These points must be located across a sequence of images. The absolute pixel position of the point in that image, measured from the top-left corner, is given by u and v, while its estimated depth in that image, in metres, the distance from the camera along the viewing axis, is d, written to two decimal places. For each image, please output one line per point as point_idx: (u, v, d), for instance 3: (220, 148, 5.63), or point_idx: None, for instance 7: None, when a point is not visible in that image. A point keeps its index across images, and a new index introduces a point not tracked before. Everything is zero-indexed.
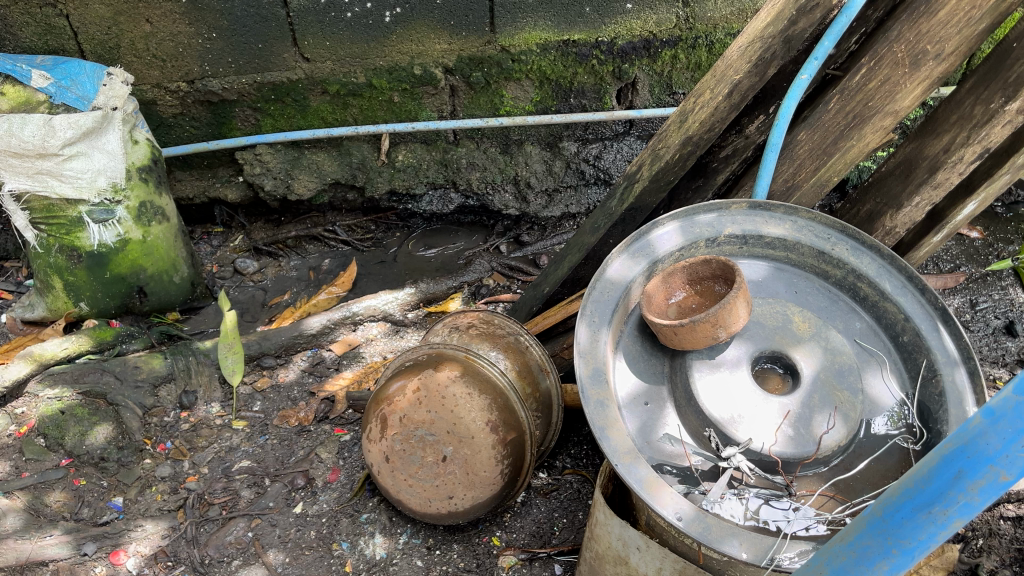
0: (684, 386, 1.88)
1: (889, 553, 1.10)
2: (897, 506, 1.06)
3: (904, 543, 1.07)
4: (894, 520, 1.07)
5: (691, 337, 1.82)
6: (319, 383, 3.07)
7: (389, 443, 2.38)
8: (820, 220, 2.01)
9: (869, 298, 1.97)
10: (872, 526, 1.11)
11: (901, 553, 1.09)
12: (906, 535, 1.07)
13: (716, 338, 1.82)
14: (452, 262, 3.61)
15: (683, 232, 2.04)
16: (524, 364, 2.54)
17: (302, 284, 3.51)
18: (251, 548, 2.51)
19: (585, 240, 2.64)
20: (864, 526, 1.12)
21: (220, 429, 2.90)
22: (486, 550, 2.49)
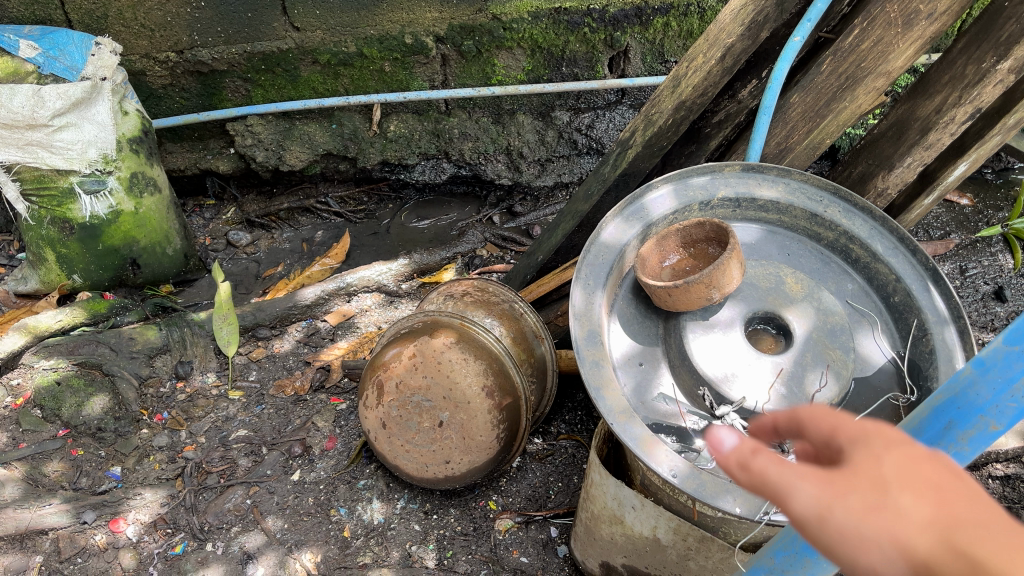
0: (678, 346, 1.90)
1: None
2: None
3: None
4: None
5: (684, 297, 1.83)
6: (313, 353, 3.06)
7: (385, 410, 2.41)
8: (812, 182, 2.04)
9: (861, 259, 2.02)
10: None
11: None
12: None
13: (710, 299, 1.83)
14: (445, 233, 3.61)
15: (676, 195, 2.05)
16: (519, 330, 2.53)
17: (295, 256, 3.49)
18: (250, 515, 2.56)
19: (579, 208, 2.65)
20: None
21: (216, 400, 2.91)
22: (482, 514, 2.52)
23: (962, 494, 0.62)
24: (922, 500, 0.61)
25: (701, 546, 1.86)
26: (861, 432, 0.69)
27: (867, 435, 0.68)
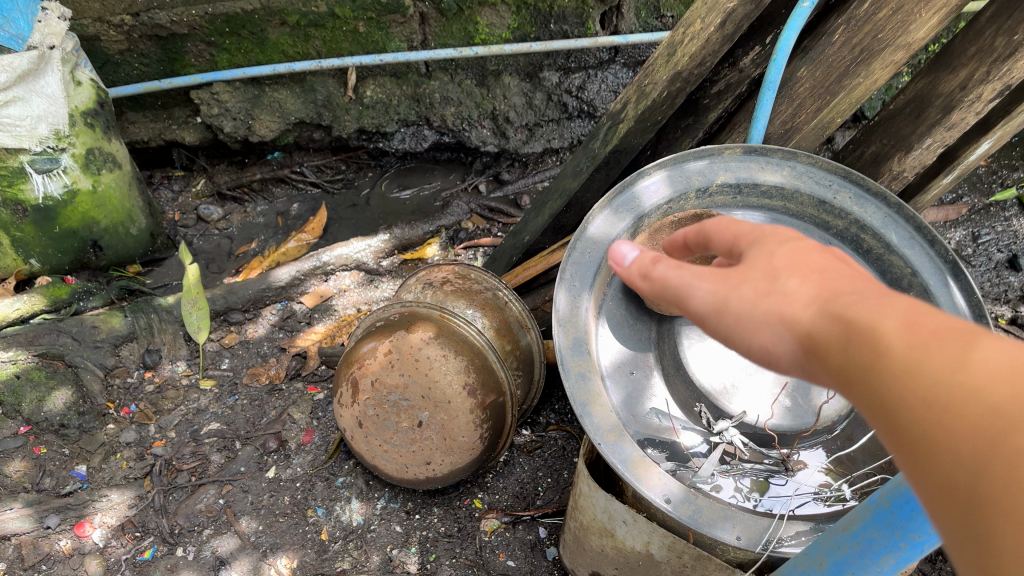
0: (671, 353, 1.74)
1: (896, 545, 1.07)
2: (907, 498, 1.02)
3: (914, 537, 1.04)
4: (903, 512, 1.03)
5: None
6: (289, 338, 2.90)
7: (361, 408, 2.26)
8: (821, 165, 1.87)
9: (873, 251, 1.87)
10: (879, 517, 1.07)
11: (908, 546, 1.06)
12: (918, 526, 1.02)
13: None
14: (428, 204, 3.42)
15: (670, 181, 1.87)
16: (502, 321, 2.36)
17: (270, 232, 3.32)
18: (222, 516, 2.43)
19: (567, 185, 2.46)
20: (870, 517, 1.09)
21: (186, 391, 2.75)
22: (467, 513, 2.39)
23: (834, 274, 0.84)
24: (799, 281, 0.84)
25: (697, 563, 1.72)
26: (762, 238, 0.94)
27: (762, 243, 0.93)
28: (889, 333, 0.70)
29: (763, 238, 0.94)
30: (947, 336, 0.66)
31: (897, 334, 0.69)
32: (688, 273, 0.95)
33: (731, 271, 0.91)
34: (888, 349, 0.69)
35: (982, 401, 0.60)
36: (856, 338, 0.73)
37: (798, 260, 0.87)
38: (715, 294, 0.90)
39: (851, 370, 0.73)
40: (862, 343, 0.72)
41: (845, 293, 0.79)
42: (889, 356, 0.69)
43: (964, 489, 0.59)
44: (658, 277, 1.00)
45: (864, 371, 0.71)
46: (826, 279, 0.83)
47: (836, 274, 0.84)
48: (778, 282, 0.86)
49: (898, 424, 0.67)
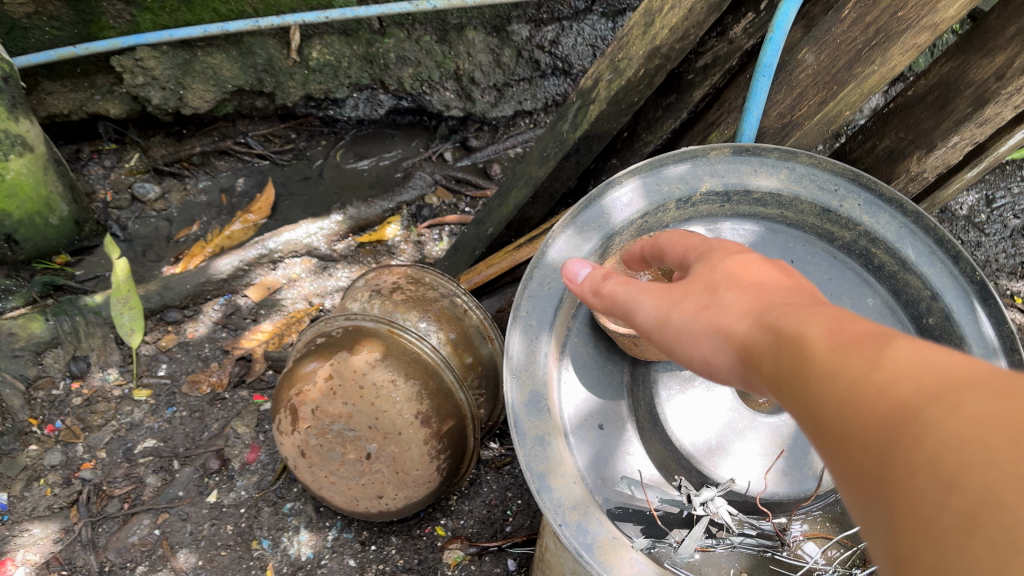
0: (647, 406, 1.45)
1: None
2: None
3: None
4: None
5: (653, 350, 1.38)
6: (233, 339, 2.63)
7: (302, 437, 1.99)
8: (824, 167, 1.56)
9: (885, 267, 1.59)
10: None
11: None
12: None
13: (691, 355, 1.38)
14: (388, 175, 3.15)
15: (646, 191, 1.57)
16: (461, 333, 2.09)
17: (213, 211, 3.02)
18: (158, 549, 2.19)
19: (533, 173, 2.17)
20: None
21: (118, 403, 2.48)
22: (429, 543, 2.15)
23: (774, 295, 0.94)
24: (738, 301, 0.95)
25: None
26: (701, 247, 1.15)
27: (709, 268, 1.05)
28: (810, 338, 0.79)
29: (708, 261, 1.07)
30: (859, 342, 0.74)
31: (823, 342, 0.77)
32: (647, 296, 1.08)
33: (682, 295, 1.04)
34: (814, 358, 0.76)
35: (884, 393, 0.66)
36: (790, 344, 0.81)
37: (738, 282, 0.99)
38: (661, 311, 1.05)
39: (783, 373, 0.80)
40: (791, 351, 0.80)
41: (778, 305, 0.90)
42: (809, 359, 0.77)
43: (869, 472, 0.64)
44: (610, 295, 1.18)
45: (787, 374, 0.79)
46: (768, 296, 0.93)
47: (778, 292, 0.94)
48: (721, 303, 0.98)
49: (822, 421, 0.72)
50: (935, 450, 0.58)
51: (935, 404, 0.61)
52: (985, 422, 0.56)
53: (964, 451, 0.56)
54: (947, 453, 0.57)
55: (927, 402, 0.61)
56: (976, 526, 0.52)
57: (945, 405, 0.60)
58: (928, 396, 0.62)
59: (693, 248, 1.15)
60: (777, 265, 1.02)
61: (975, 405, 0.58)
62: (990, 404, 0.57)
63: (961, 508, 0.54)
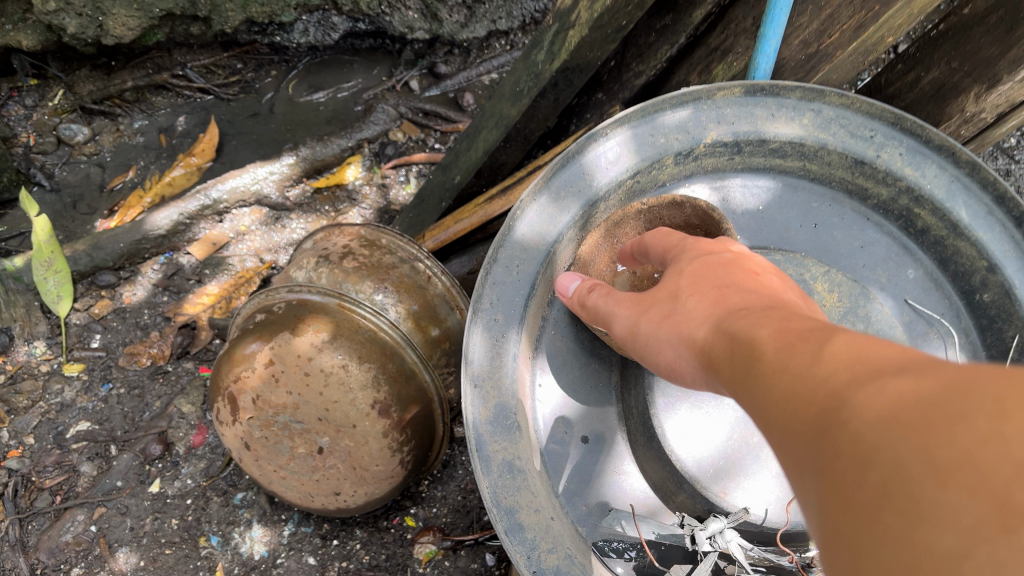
0: (640, 417, 1.18)
1: None
2: None
3: None
4: None
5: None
6: (175, 304, 2.35)
7: (245, 429, 1.72)
8: (859, 108, 1.24)
9: (931, 233, 1.28)
10: None
11: None
12: None
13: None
14: (347, 109, 2.82)
15: (637, 144, 1.27)
16: (424, 305, 1.80)
17: (151, 154, 2.69)
18: (95, 549, 1.95)
19: (505, 112, 1.85)
20: None
21: (46, 380, 2.20)
22: (397, 536, 1.94)
23: (732, 292, 0.79)
24: (697, 306, 0.81)
25: None
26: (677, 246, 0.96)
27: (676, 273, 0.89)
28: (754, 335, 0.69)
29: (677, 267, 0.90)
30: (805, 337, 0.64)
31: (769, 339, 0.67)
32: (620, 306, 0.95)
33: (647, 300, 0.90)
34: (760, 359, 0.66)
35: (817, 380, 0.58)
36: (736, 340, 0.71)
37: (700, 282, 0.84)
38: (631, 321, 0.92)
39: (731, 369, 0.70)
40: (740, 352, 0.70)
41: (729, 296, 0.78)
42: (755, 361, 0.67)
43: (803, 462, 0.57)
44: (593, 308, 1.00)
45: (737, 380, 0.69)
46: (724, 297, 0.78)
47: (737, 282, 0.80)
48: (681, 310, 0.83)
49: (766, 422, 0.64)
50: (862, 432, 0.51)
51: (866, 388, 0.53)
52: (909, 397, 0.50)
53: (889, 428, 0.49)
54: (871, 434, 0.50)
55: (859, 387, 0.54)
56: (899, 508, 0.46)
57: (877, 386, 0.53)
58: (860, 383, 0.54)
59: (672, 246, 0.96)
60: (753, 264, 0.85)
61: (905, 384, 0.51)
62: (919, 383, 0.50)
63: (885, 491, 0.47)
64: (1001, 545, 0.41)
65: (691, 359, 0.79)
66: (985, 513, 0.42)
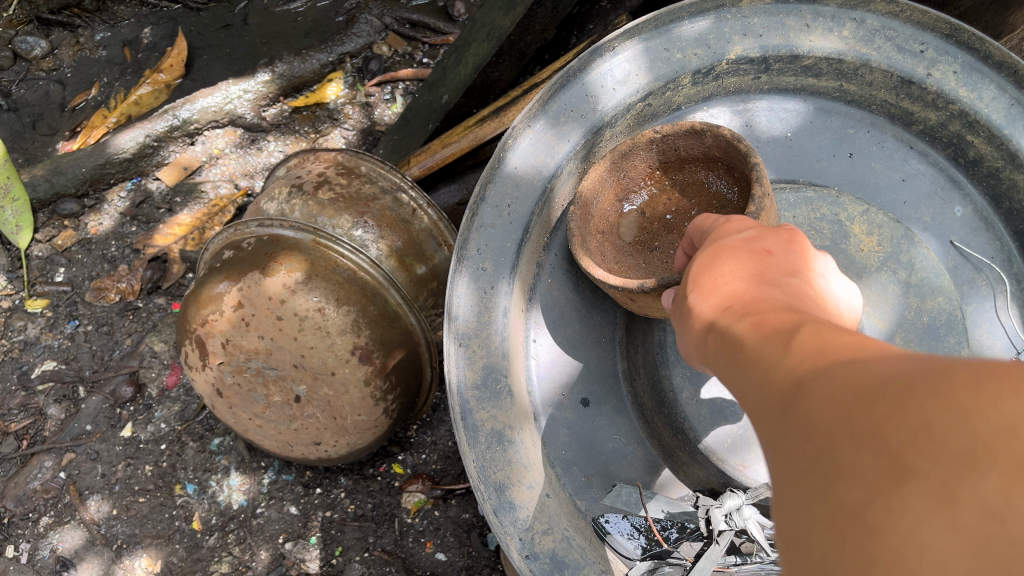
0: (651, 386, 1.06)
1: None
2: None
3: None
4: None
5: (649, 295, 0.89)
6: (144, 234, 2.17)
7: (216, 375, 1.57)
8: (908, 16, 1.05)
9: (985, 162, 1.06)
10: None
11: None
12: None
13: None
14: (327, 20, 2.56)
15: (649, 62, 1.10)
16: (409, 240, 1.64)
17: (115, 70, 2.46)
18: (65, 496, 1.85)
19: (496, 22, 1.64)
20: None
21: (8, 317, 2.06)
22: (384, 485, 1.84)
23: (723, 266, 0.65)
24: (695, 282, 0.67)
25: None
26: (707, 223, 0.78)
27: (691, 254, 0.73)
28: (733, 313, 0.58)
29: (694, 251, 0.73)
30: (775, 310, 0.55)
31: (739, 315, 0.57)
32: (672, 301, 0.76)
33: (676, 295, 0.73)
34: (730, 330, 0.57)
35: (773, 350, 0.50)
36: (716, 320, 0.60)
37: (697, 266, 0.69)
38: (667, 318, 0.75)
39: (706, 349, 0.60)
40: (715, 332, 0.59)
41: (720, 276, 0.65)
42: (727, 338, 0.56)
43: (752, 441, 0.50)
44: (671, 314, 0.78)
45: (716, 370, 0.58)
46: (716, 276, 0.65)
47: (733, 248, 0.67)
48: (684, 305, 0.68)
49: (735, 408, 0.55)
50: (801, 399, 0.44)
51: (815, 357, 0.46)
52: (852, 366, 0.43)
53: (822, 394, 0.42)
54: (811, 400, 0.43)
55: (808, 355, 0.47)
56: (820, 474, 0.40)
57: (832, 355, 0.45)
58: (810, 355, 0.47)
59: (705, 229, 0.76)
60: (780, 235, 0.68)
61: (852, 354, 0.44)
62: (870, 355, 0.43)
63: (811, 458, 0.41)
64: (895, 500, 0.35)
65: (693, 353, 0.65)
66: (887, 471, 0.36)
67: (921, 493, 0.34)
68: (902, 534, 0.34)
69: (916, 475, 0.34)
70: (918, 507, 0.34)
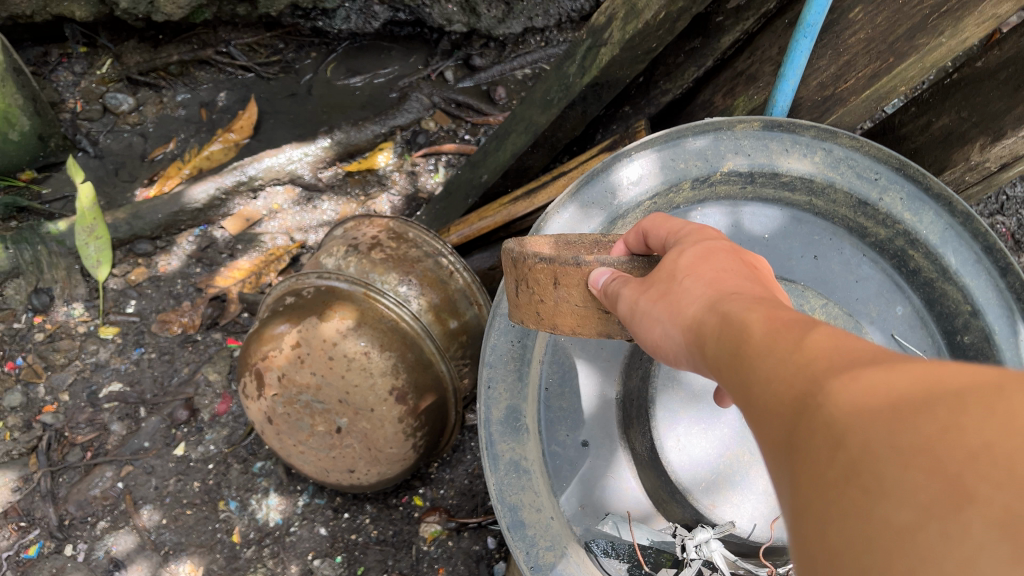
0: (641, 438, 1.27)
1: None
2: None
3: None
4: None
5: (570, 282, 0.95)
6: (207, 276, 2.45)
7: (269, 404, 1.79)
8: (866, 150, 1.30)
9: (922, 273, 1.35)
10: None
11: None
12: None
13: (612, 334, 0.97)
14: (383, 96, 2.87)
15: (661, 169, 1.34)
16: (445, 297, 1.90)
17: (192, 128, 2.77)
18: (121, 504, 2.07)
19: (533, 117, 1.93)
20: None
21: (83, 341, 2.32)
22: (405, 514, 2.06)
23: (732, 276, 0.73)
24: (694, 282, 0.74)
25: None
26: (683, 233, 0.88)
27: (675, 251, 0.82)
28: (736, 314, 0.63)
29: (677, 248, 0.83)
30: (790, 321, 0.58)
31: (755, 324, 0.59)
32: (623, 285, 0.84)
33: (649, 277, 0.82)
34: (742, 337, 0.60)
35: (792, 357, 0.52)
36: (721, 315, 0.65)
37: (701, 264, 0.77)
38: (631, 301, 0.82)
39: (706, 347, 0.65)
40: (727, 335, 0.62)
41: (718, 279, 0.72)
42: (735, 336, 0.61)
43: (764, 445, 0.51)
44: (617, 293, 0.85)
45: (720, 365, 0.62)
46: (716, 282, 0.71)
47: (728, 260, 0.75)
48: (673, 293, 0.76)
49: (743, 406, 0.57)
50: (827, 408, 0.46)
51: (837, 365, 0.48)
52: (882, 376, 0.44)
53: (852, 404, 0.44)
54: (839, 407, 0.45)
55: (829, 364, 0.49)
56: (862, 489, 0.40)
57: (855, 365, 0.47)
58: (830, 362, 0.49)
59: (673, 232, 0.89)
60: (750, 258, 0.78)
61: (882, 366, 0.45)
62: (896, 363, 0.45)
63: (845, 470, 0.42)
64: (953, 523, 0.35)
65: (678, 341, 0.73)
66: (944, 492, 0.36)
67: (982, 518, 0.34)
68: (961, 553, 0.34)
69: (975, 500, 0.35)
70: (978, 532, 0.34)
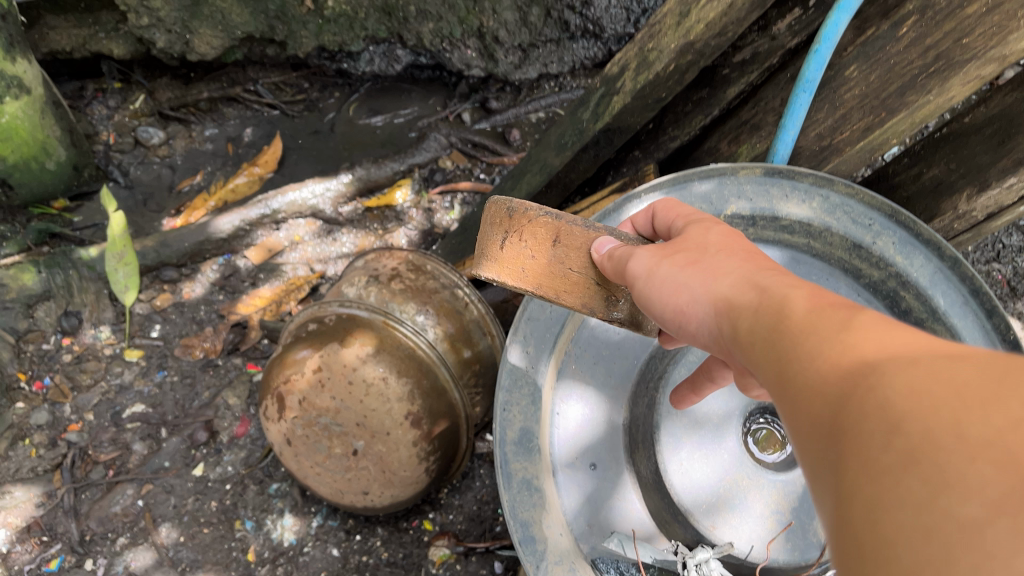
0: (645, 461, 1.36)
1: None
2: None
3: None
4: None
5: (572, 243, 1.09)
6: (229, 303, 2.55)
7: (289, 426, 1.87)
8: (861, 197, 1.39)
9: (913, 313, 1.42)
10: None
11: None
12: None
13: (593, 302, 1.10)
14: (402, 135, 2.98)
15: None
16: (460, 327, 1.99)
17: (218, 161, 2.89)
18: (140, 522, 2.14)
19: (548, 160, 2.03)
20: None
21: (108, 363, 2.41)
22: (415, 537, 2.13)
23: (764, 261, 0.83)
24: (729, 262, 0.84)
25: None
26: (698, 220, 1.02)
27: (703, 230, 0.95)
28: (790, 313, 0.69)
29: (703, 227, 0.96)
30: (842, 316, 0.63)
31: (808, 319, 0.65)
32: (639, 247, 0.96)
33: (672, 245, 0.93)
34: (797, 331, 0.65)
35: (853, 351, 0.58)
36: (771, 309, 0.71)
37: (729, 244, 0.89)
38: (651, 260, 0.92)
39: (756, 343, 0.71)
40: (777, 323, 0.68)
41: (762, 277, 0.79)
42: (790, 332, 0.66)
43: (822, 431, 0.56)
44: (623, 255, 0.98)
45: (771, 356, 0.67)
46: (759, 280, 0.78)
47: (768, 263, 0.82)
48: (704, 263, 0.86)
49: (794, 389, 0.62)
50: (890, 399, 0.50)
51: (898, 360, 0.53)
52: (947, 376, 0.49)
53: (916, 399, 0.48)
54: (901, 400, 0.49)
55: (892, 365, 0.53)
56: (926, 476, 0.45)
57: (916, 361, 0.52)
58: (891, 357, 0.54)
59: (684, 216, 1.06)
60: None
61: (943, 365, 0.50)
62: (958, 364, 0.50)
63: (905, 456, 0.47)
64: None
65: (709, 310, 0.82)
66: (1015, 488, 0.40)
67: None
68: None
69: None
70: None
